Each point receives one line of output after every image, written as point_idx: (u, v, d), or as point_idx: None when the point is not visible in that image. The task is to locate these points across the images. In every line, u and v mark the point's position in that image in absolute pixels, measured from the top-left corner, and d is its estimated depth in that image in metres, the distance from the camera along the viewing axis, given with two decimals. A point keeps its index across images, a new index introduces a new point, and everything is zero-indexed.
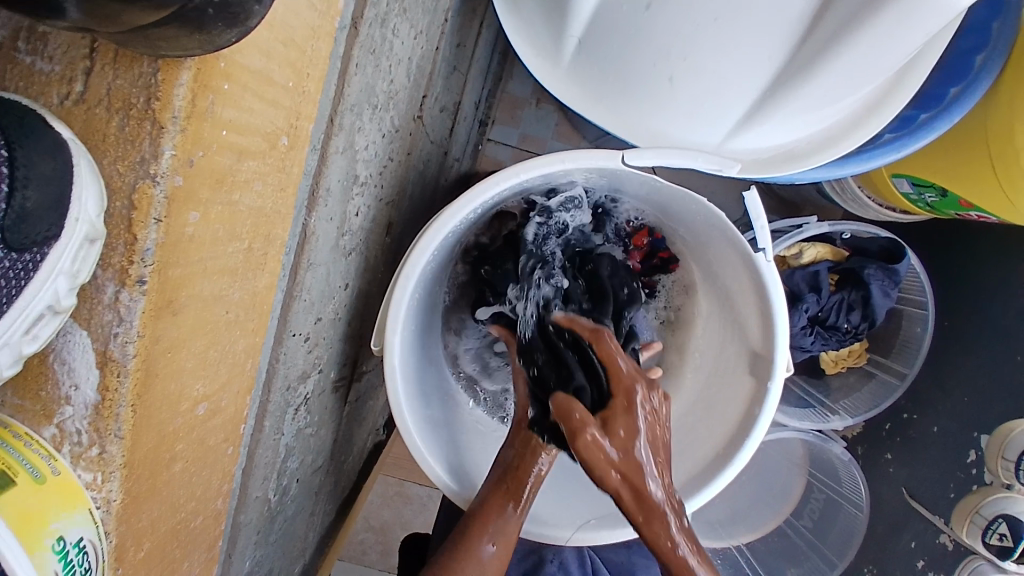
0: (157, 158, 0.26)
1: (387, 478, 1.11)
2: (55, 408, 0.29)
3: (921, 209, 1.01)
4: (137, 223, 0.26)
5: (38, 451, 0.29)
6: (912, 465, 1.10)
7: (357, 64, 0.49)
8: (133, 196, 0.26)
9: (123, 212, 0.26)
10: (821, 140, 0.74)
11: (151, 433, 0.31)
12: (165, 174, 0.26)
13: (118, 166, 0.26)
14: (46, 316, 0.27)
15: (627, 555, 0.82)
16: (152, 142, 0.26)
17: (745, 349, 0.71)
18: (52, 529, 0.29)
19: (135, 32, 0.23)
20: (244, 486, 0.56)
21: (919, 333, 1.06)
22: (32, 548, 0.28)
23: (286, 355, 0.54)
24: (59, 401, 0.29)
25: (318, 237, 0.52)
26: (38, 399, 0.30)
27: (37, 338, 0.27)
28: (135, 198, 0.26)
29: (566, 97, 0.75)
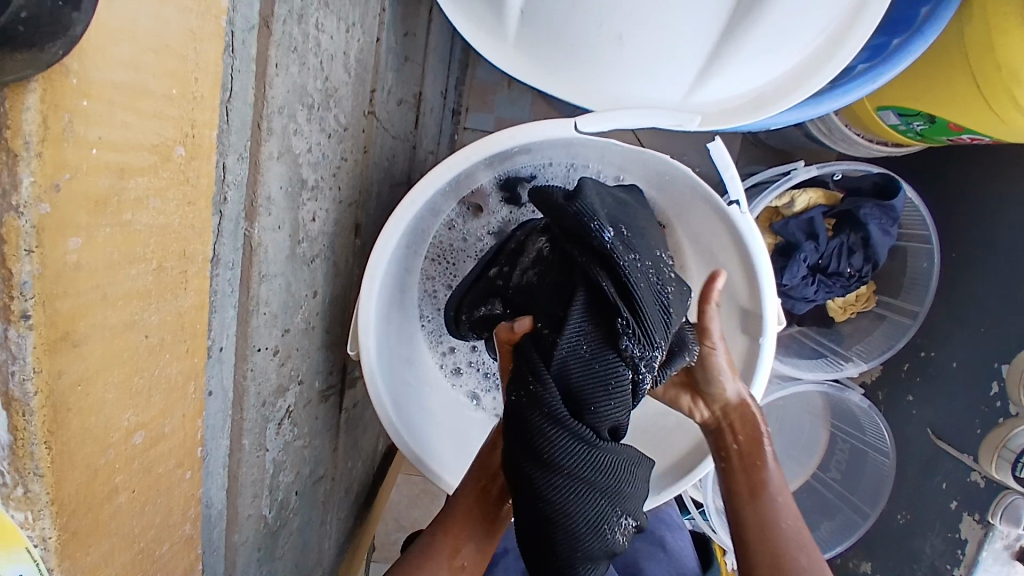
0: (17, 187, 0.25)
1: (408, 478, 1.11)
2: None
3: (912, 139, 0.97)
4: (8, 257, 0.25)
5: None
6: (934, 405, 1.06)
7: (276, 64, 0.47)
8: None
9: None
10: (794, 78, 0.69)
11: (77, 470, 0.31)
12: (29, 204, 0.25)
13: None
14: None
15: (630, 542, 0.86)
16: (9, 172, 0.24)
17: (732, 307, 0.68)
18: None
19: None
20: (232, 505, 0.54)
21: (925, 267, 1.01)
22: None
23: (255, 372, 0.52)
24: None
25: (267, 248, 0.49)
26: None
27: None
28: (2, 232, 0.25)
29: (516, 72, 0.72)
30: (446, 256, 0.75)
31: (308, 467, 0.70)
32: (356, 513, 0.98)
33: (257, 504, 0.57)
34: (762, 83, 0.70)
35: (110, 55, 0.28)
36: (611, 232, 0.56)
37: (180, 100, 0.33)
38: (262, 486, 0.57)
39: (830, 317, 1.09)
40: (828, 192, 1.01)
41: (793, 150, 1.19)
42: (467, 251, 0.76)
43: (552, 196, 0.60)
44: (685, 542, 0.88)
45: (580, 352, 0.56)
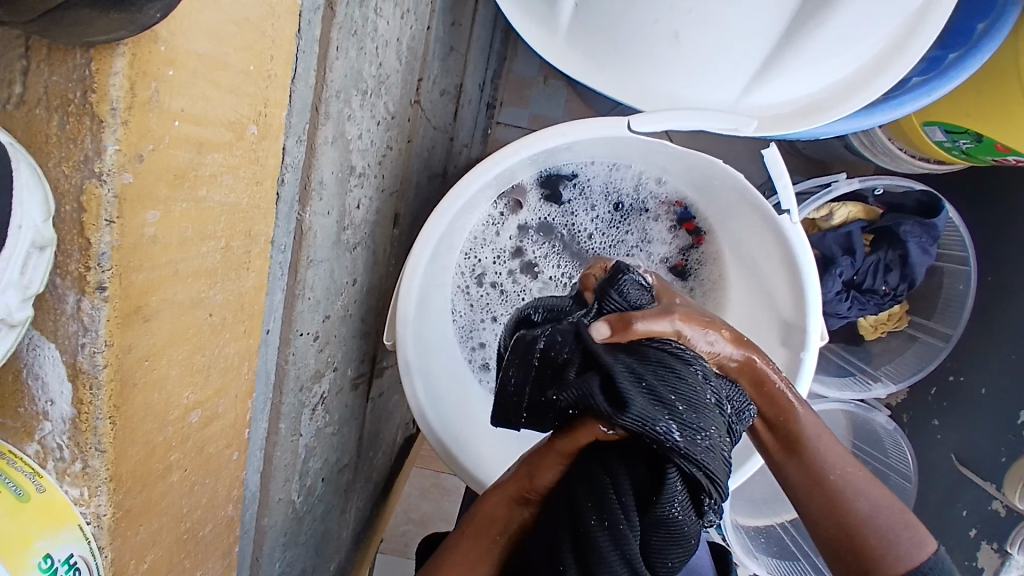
0: (101, 155, 0.25)
1: (423, 470, 1.11)
2: (35, 424, 0.28)
3: (955, 157, 0.95)
4: (89, 226, 0.25)
5: (21, 468, 0.27)
6: (961, 430, 1.05)
7: (337, 48, 0.47)
8: (81, 198, 0.25)
9: (73, 217, 0.25)
10: (851, 87, 0.68)
11: (137, 445, 0.30)
12: (112, 172, 0.25)
13: (63, 168, 0.25)
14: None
15: None
16: (94, 138, 0.25)
17: (774, 318, 0.66)
18: (37, 548, 0.27)
19: (53, 19, 0.23)
20: (265, 488, 0.54)
21: (963, 290, 0.99)
22: (17, 568, 0.26)
23: (295, 356, 0.51)
24: (38, 417, 0.28)
25: (316, 233, 0.49)
26: (17, 416, 0.28)
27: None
28: (83, 201, 0.25)
29: (566, 67, 0.71)
30: (480, 250, 0.74)
31: (335, 455, 0.69)
32: (373, 502, 0.98)
33: (288, 489, 0.57)
34: (816, 90, 0.69)
35: (197, 23, 0.28)
36: (677, 424, 0.45)
37: (256, 76, 0.33)
38: (294, 471, 0.57)
39: (860, 334, 1.07)
40: (868, 208, 1.00)
41: (830, 163, 1.18)
42: (503, 247, 0.75)
43: (610, 379, 0.47)
44: (704, 552, 0.88)
45: (668, 519, 0.46)
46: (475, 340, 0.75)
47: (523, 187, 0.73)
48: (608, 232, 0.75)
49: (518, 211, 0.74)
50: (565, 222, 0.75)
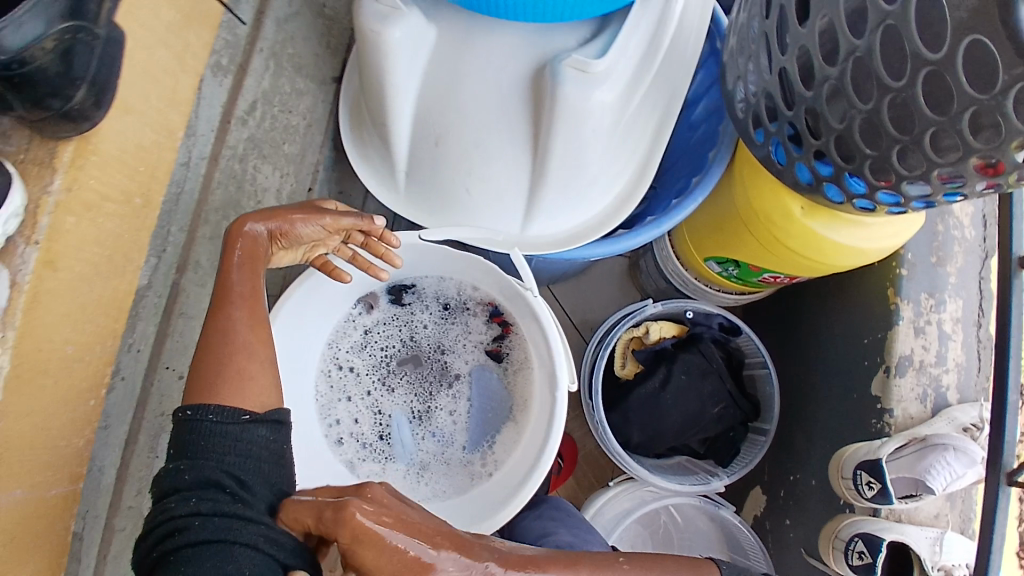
0: (52, 183, 0.55)
1: None
2: None
3: (737, 282, 1.20)
4: (39, 213, 0.54)
5: None
6: (805, 523, 1.14)
7: (218, 182, 0.81)
8: (37, 203, 0.55)
9: (31, 209, 0.55)
10: (604, 218, 1.02)
11: (31, 341, 0.55)
12: (55, 191, 0.55)
13: (31, 186, 0.55)
14: None
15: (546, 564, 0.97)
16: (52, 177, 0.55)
17: (545, 371, 0.91)
18: None
19: (42, 126, 0.54)
20: (118, 493, 0.72)
21: (769, 392, 1.17)
22: None
23: (159, 383, 0.76)
24: None
25: (189, 293, 0.78)
26: None
27: None
28: (37, 203, 0.55)
29: (406, 213, 1.05)
30: (339, 343, 1.00)
31: None
32: None
33: (138, 499, 0.75)
34: (576, 225, 1.02)
35: (112, 139, 0.60)
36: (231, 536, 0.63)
37: (143, 173, 0.64)
38: (146, 487, 0.76)
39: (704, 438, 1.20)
40: (680, 325, 1.23)
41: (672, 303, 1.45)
42: (360, 339, 1.01)
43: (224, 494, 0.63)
44: None
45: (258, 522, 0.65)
46: (335, 413, 0.98)
47: (372, 293, 1.01)
48: (439, 325, 1.03)
49: (373, 312, 1.02)
50: (405, 319, 1.03)
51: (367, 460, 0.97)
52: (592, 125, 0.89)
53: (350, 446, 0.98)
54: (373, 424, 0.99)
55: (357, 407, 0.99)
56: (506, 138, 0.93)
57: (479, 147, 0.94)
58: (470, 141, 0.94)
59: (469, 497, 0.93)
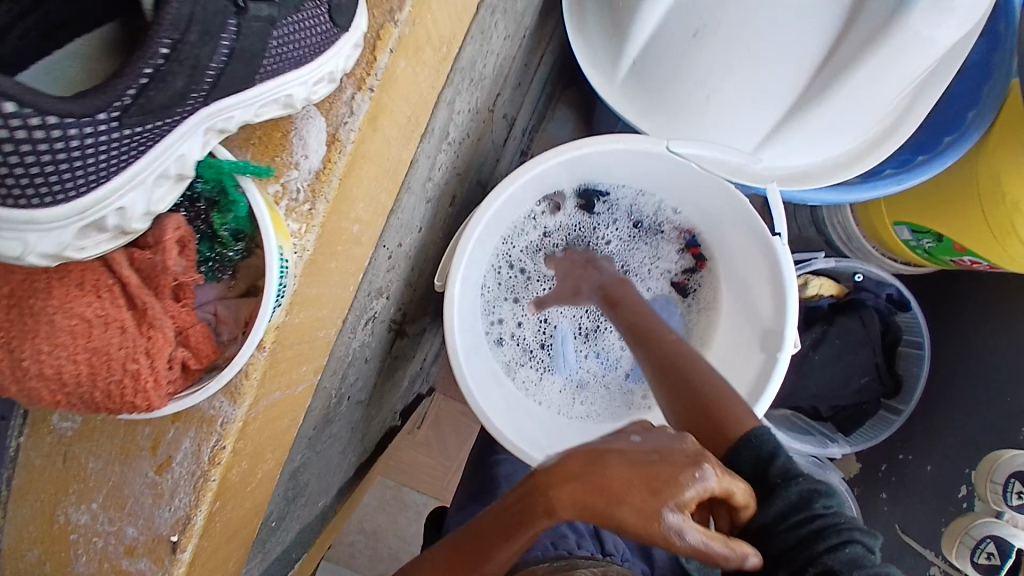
0: (399, 11, 0.46)
1: (387, 481, 1.20)
2: (285, 170, 0.44)
3: (921, 256, 1.12)
4: (378, 49, 0.46)
5: (269, 197, 0.43)
6: (907, 504, 1.17)
7: (471, 35, 0.63)
8: (380, 31, 0.46)
9: (370, 40, 0.46)
10: (847, 159, 0.88)
11: (336, 215, 0.44)
12: (400, 22, 0.46)
13: (373, 11, 0.46)
14: (324, 81, 0.44)
15: None
16: None
17: (757, 328, 0.80)
18: (281, 239, 0.42)
19: None
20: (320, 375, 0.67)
21: (917, 373, 1.13)
22: (278, 235, 0.42)
23: (375, 263, 0.66)
24: (294, 167, 0.44)
25: (417, 167, 0.65)
26: (274, 159, 0.45)
27: (314, 93, 0.44)
28: (380, 32, 0.46)
29: (618, 109, 0.90)
30: (515, 240, 0.90)
31: (361, 383, 0.82)
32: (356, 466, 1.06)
33: (332, 381, 0.70)
34: (810, 163, 0.88)
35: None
36: None
37: None
38: (340, 367, 0.70)
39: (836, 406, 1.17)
40: (840, 285, 1.17)
41: None
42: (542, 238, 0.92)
43: None
44: None
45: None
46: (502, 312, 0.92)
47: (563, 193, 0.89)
48: (625, 244, 0.92)
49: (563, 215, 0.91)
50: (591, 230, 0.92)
51: (526, 366, 0.91)
52: (912, 55, 0.72)
53: (510, 349, 0.91)
54: (536, 332, 0.92)
55: (522, 311, 0.91)
56: (789, 48, 0.73)
57: (751, 51, 0.74)
58: (742, 40, 0.74)
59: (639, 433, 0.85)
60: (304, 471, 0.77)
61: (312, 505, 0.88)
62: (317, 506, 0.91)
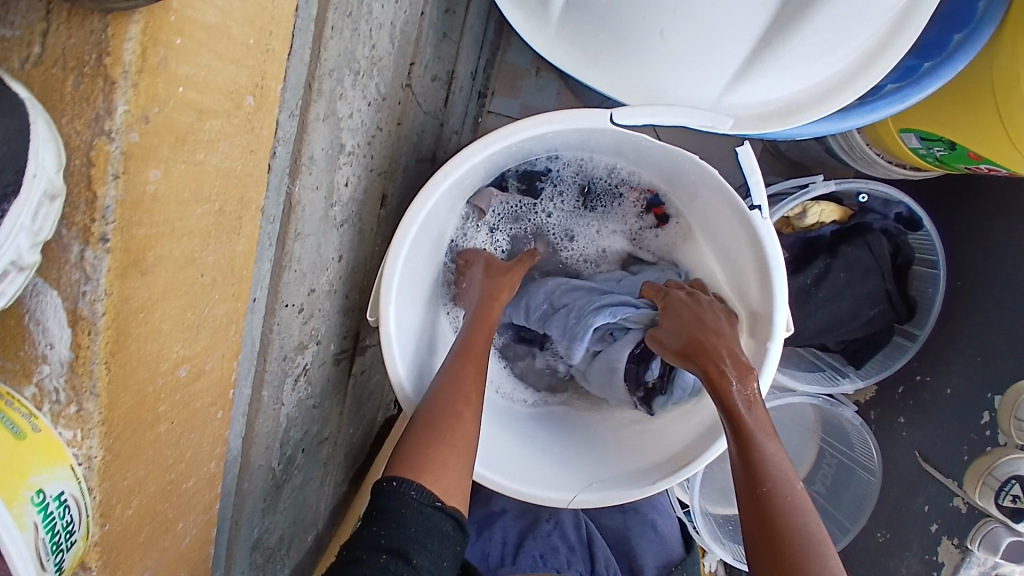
0: (111, 114, 0.24)
1: None
2: (34, 367, 0.28)
3: (931, 163, 0.96)
4: (96, 179, 0.25)
5: (19, 409, 0.28)
6: (925, 427, 1.09)
7: (332, 27, 0.48)
8: (90, 152, 0.25)
9: (81, 169, 0.25)
10: (841, 80, 0.70)
11: (130, 391, 0.30)
12: (120, 131, 0.25)
13: (76, 125, 0.25)
14: (10, 272, 0.25)
15: (623, 520, 0.86)
16: (106, 97, 0.24)
17: (744, 310, 0.69)
18: (31, 482, 0.27)
19: None
20: (247, 454, 0.57)
21: (931, 293, 1.04)
22: (10, 500, 0.26)
23: (280, 325, 0.55)
24: (37, 360, 0.28)
25: (304, 205, 0.52)
26: (17, 359, 0.28)
27: (4, 295, 0.25)
28: (92, 154, 0.25)
29: (556, 59, 0.74)
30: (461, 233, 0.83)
31: (316, 427, 0.73)
32: (349, 477, 1.01)
33: (267, 456, 0.61)
34: (796, 92, 0.72)
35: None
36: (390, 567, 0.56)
37: (255, 49, 0.33)
38: (274, 438, 0.61)
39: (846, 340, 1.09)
40: (844, 208, 1.04)
41: (810, 166, 1.19)
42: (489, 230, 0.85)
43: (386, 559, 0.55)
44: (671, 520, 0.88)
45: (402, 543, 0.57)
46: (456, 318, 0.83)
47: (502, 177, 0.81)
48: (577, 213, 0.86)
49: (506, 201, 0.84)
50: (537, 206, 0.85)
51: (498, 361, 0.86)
52: None
53: None
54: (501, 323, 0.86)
55: None
56: None
57: None
58: None
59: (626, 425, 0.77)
60: (271, 536, 0.70)
61: (298, 546, 0.82)
62: (307, 542, 0.85)
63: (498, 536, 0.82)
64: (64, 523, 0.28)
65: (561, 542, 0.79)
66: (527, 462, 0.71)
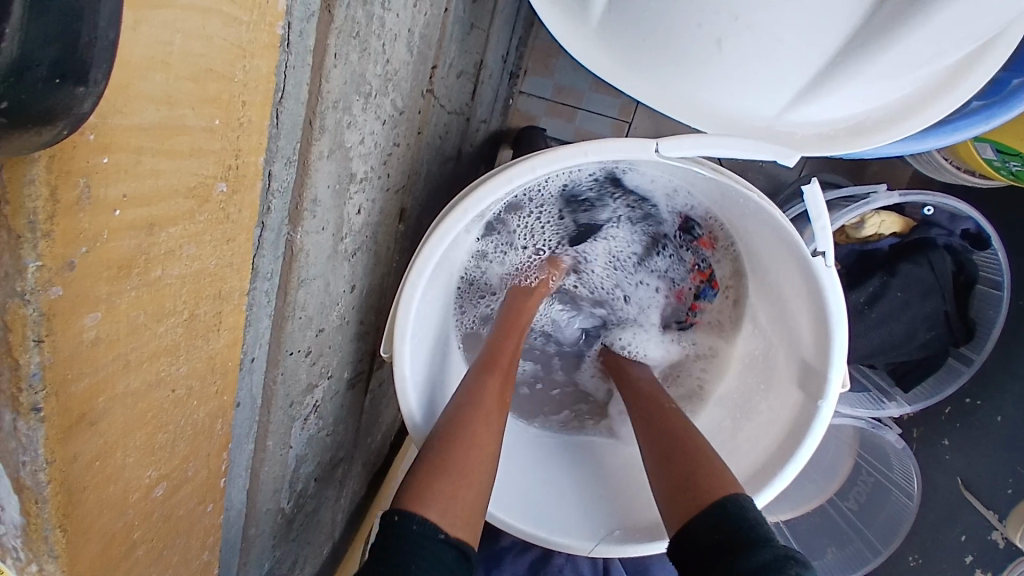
0: (20, 273, 0.19)
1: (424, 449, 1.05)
2: None
3: (1003, 177, 0.87)
4: (16, 347, 0.20)
5: None
6: (970, 454, 1.04)
7: (335, 54, 0.41)
8: (2, 316, 0.19)
9: None
10: (920, 99, 0.62)
11: (94, 538, 0.27)
12: (35, 291, 0.19)
13: None
14: None
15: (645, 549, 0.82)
16: (9, 257, 0.19)
17: (793, 358, 0.63)
18: None
19: None
20: (252, 502, 0.54)
21: (992, 316, 0.96)
22: None
23: (284, 375, 0.50)
24: None
25: (309, 251, 0.47)
26: None
27: None
28: (6, 318, 0.19)
29: (595, 64, 0.66)
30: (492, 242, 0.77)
31: (329, 453, 0.70)
32: (367, 481, 0.99)
33: (275, 498, 0.58)
34: (871, 110, 0.63)
35: (137, 91, 0.21)
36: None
37: (223, 129, 0.27)
38: (282, 481, 0.58)
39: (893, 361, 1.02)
40: (906, 219, 0.95)
41: (870, 165, 1.09)
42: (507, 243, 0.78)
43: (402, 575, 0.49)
44: None
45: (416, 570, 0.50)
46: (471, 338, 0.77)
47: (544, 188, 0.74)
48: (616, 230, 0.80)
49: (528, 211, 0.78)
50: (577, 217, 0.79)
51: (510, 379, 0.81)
52: None
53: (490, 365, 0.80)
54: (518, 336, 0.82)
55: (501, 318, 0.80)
56: None
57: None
58: None
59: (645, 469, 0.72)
60: (282, 565, 0.68)
61: (313, 561, 0.81)
62: (322, 555, 0.84)
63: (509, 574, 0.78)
64: None
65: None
66: (552, 503, 0.67)
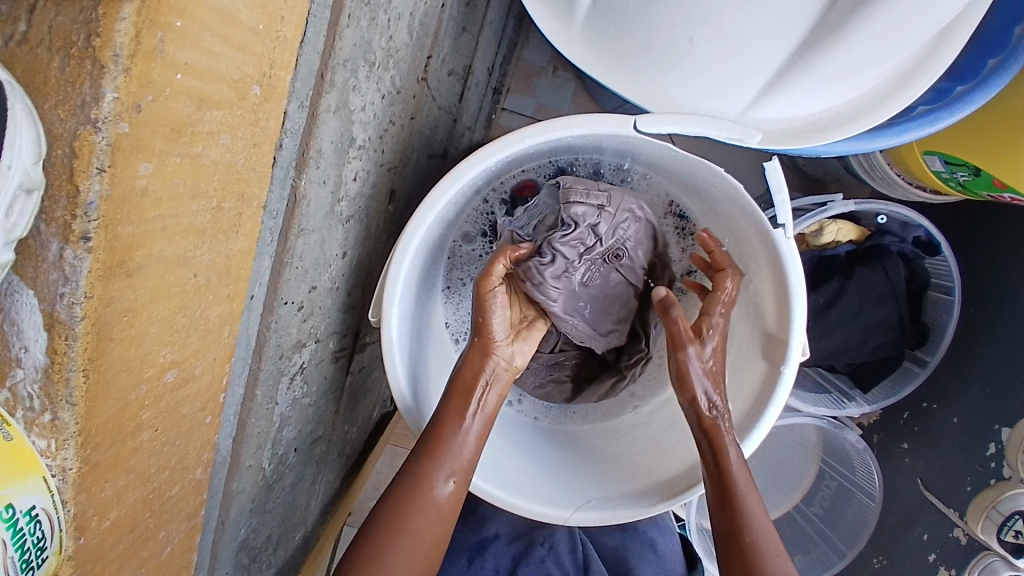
0: (98, 101, 0.23)
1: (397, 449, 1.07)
2: (8, 370, 0.27)
3: (953, 189, 0.93)
4: (79, 172, 0.24)
5: None
6: (927, 456, 1.05)
7: (350, 16, 0.45)
8: (74, 143, 0.24)
9: (64, 160, 0.24)
10: (869, 100, 0.69)
11: (110, 401, 0.29)
12: (108, 120, 0.24)
13: (60, 111, 0.24)
14: None
15: (621, 539, 0.83)
16: (93, 84, 0.23)
17: (758, 331, 0.67)
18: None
19: None
20: (236, 455, 0.55)
21: (944, 320, 1.01)
22: None
23: (277, 324, 0.52)
24: (10, 364, 0.27)
25: (310, 201, 0.50)
26: None
27: None
28: (76, 145, 0.24)
29: (578, 61, 0.72)
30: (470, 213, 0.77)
31: (310, 426, 0.71)
32: (343, 475, 0.99)
33: (258, 456, 0.59)
34: (824, 110, 0.70)
35: None
36: None
37: (264, 36, 0.30)
38: (266, 439, 0.59)
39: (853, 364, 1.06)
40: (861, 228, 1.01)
41: (827, 183, 1.17)
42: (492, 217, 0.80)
43: None
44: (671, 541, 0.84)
45: None
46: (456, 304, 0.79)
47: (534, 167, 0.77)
48: None
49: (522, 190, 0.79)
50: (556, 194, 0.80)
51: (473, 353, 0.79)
52: None
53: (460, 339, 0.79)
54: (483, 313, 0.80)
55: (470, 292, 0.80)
56: None
57: None
58: None
59: (630, 451, 0.74)
60: (257, 537, 0.68)
61: (284, 547, 0.80)
62: (293, 541, 0.83)
63: (490, 564, 0.80)
64: (34, 539, 0.27)
65: (554, 568, 0.78)
66: (527, 478, 0.69)
